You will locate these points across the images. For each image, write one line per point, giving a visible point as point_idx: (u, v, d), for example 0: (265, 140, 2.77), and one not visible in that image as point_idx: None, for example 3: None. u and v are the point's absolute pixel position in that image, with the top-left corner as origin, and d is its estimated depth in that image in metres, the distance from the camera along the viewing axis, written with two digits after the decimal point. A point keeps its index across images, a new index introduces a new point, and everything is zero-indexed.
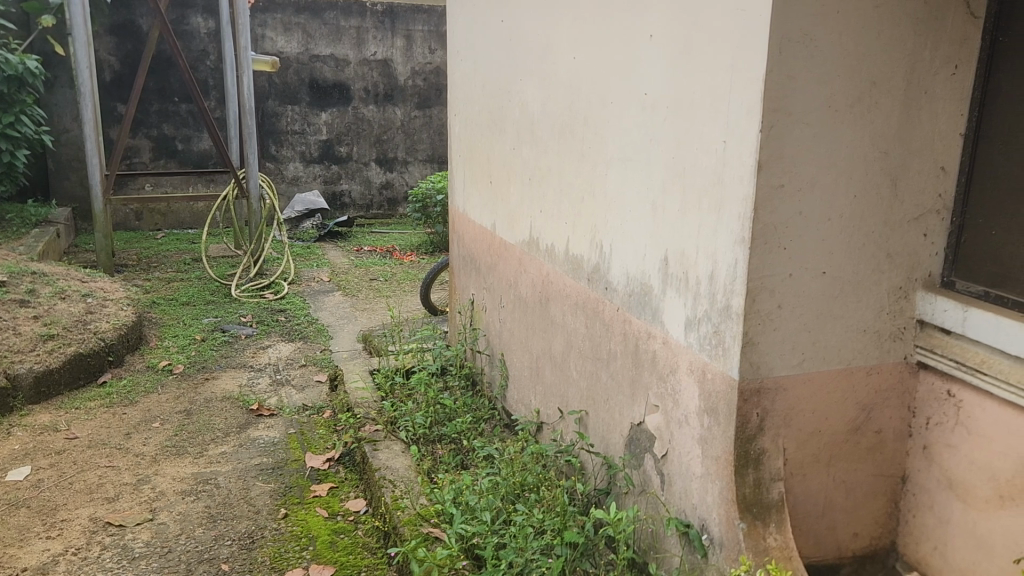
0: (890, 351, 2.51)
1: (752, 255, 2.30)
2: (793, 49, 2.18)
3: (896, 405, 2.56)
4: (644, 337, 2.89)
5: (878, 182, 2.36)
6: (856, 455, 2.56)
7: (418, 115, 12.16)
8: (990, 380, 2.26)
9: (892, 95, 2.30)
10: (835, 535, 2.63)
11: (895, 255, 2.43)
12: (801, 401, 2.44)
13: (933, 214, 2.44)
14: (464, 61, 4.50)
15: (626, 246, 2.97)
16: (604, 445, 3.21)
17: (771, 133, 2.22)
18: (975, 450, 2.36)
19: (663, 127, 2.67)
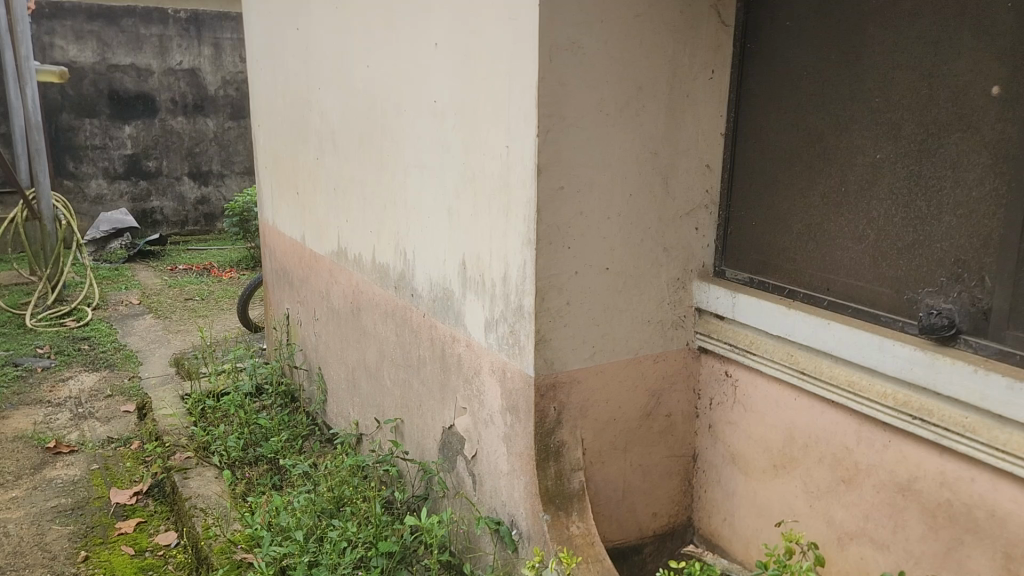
0: (673, 338, 2.70)
1: (538, 256, 2.38)
2: (561, 57, 2.27)
3: (682, 389, 2.75)
4: (449, 341, 2.93)
5: (650, 181, 2.51)
6: (649, 439, 2.71)
7: (233, 126, 11.72)
8: (757, 358, 2.49)
9: (657, 99, 2.46)
10: (636, 517, 2.77)
11: (671, 248, 2.61)
12: (595, 392, 2.57)
13: (702, 208, 2.63)
14: (264, 69, 4.38)
15: (427, 252, 2.99)
16: (419, 451, 3.22)
17: (547, 138, 2.31)
18: (751, 424, 2.58)
19: (453, 133, 2.72)
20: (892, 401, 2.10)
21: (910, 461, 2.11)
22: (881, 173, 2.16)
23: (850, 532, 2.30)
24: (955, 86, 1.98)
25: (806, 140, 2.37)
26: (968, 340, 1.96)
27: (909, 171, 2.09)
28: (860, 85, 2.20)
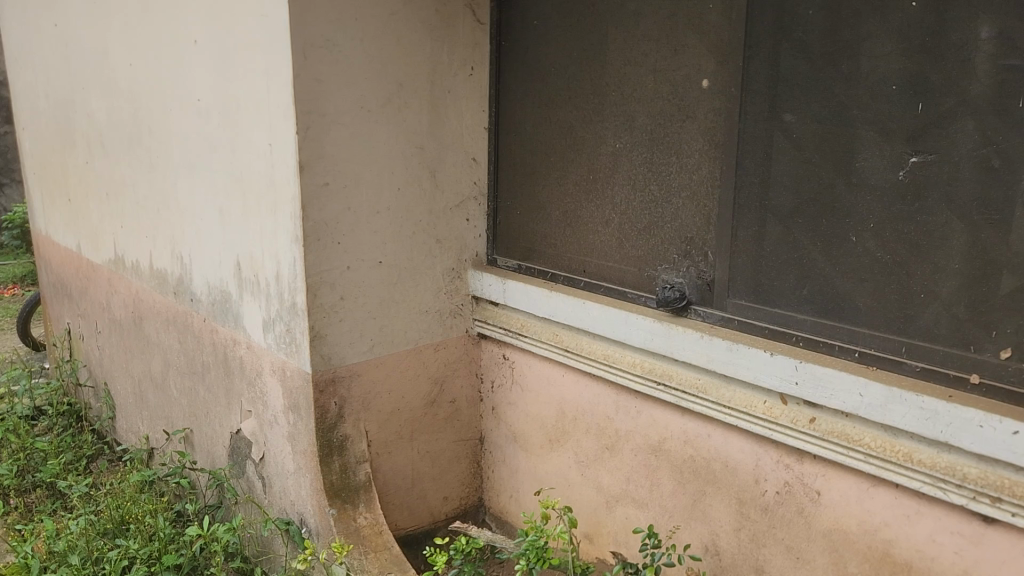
0: (452, 326, 2.80)
1: (307, 252, 2.39)
2: (316, 54, 2.29)
3: (464, 374, 2.87)
4: (230, 343, 2.87)
5: (418, 175, 2.59)
6: (435, 425, 2.81)
7: (11, 132, 10.79)
8: (529, 340, 2.66)
9: (419, 95, 2.54)
10: (426, 503, 2.85)
11: (443, 240, 2.71)
12: (377, 384, 2.62)
13: (471, 200, 2.76)
14: (24, 68, 4.08)
15: (203, 255, 2.91)
16: (209, 459, 3.14)
17: (308, 134, 2.32)
18: (528, 403, 2.74)
19: (218, 132, 2.66)
20: (640, 369, 2.33)
21: (660, 424, 2.33)
22: (621, 161, 2.39)
23: (616, 495, 2.49)
24: (674, 80, 2.22)
25: (558, 133, 2.56)
26: (697, 310, 2.23)
27: (643, 158, 2.32)
28: (600, 80, 2.41)
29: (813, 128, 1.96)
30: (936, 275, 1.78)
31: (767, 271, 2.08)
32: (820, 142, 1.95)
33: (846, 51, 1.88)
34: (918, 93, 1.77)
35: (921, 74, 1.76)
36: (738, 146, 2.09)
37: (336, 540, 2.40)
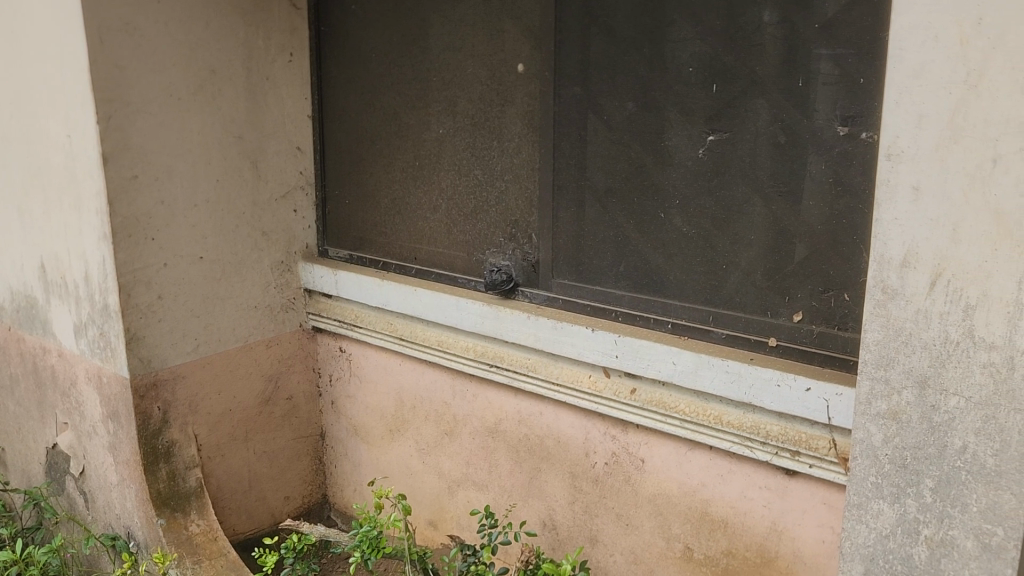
0: (285, 321, 2.72)
1: (116, 250, 2.25)
2: (113, 38, 2.15)
3: (300, 370, 2.79)
4: (39, 352, 2.67)
5: (238, 165, 2.50)
6: (271, 424, 2.73)
7: None
8: (363, 331, 2.62)
9: (234, 82, 2.45)
10: (266, 504, 2.76)
11: (270, 232, 2.63)
12: (205, 385, 2.51)
13: (298, 190, 2.69)
14: None
15: (3, 259, 2.69)
16: (25, 479, 2.91)
17: (110, 124, 2.17)
18: (367, 395, 2.70)
19: (11, 124, 2.46)
20: (472, 352, 2.35)
21: (495, 406, 2.36)
22: (445, 146, 2.40)
23: (457, 479, 2.50)
24: (492, 64, 2.26)
25: (382, 120, 2.54)
26: (524, 291, 2.29)
27: (465, 143, 2.36)
28: (421, 66, 2.41)
29: (623, 109, 2.03)
30: (736, 246, 1.90)
31: (587, 249, 2.16)
32: (629, 123, 2.03)
33: (648, 35, 1.96)
34: (714, 75, 1.87)
35: (716, 58, 1.86)
36: (554, 129, 2.16)
37: (159, 550, 2.28)
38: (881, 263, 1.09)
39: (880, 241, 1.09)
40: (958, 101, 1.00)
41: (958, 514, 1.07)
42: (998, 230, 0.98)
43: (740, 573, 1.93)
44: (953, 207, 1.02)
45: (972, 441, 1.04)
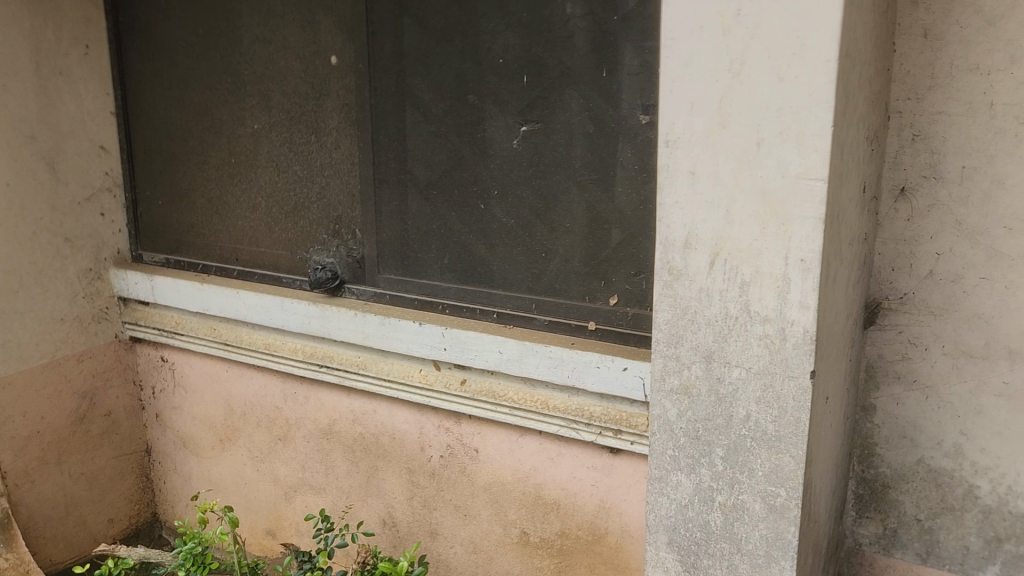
0: (97, 333, 2.55)
1: None
2: None
3: (118, 384, 2.63)
4: None
5: (32, 167, 2.31)
6: (88, 444, 2.55)
7: None
8: (185, 338, 2.49)
9: (21, 77, 2.26)
10: (87, 529, 2.58)
11: (74, 238, 2.45)
12: (6, 407, 2.31)
13: (105, 192, 2.53)
14: None
15: None
16: None
17: None
18: (193, 405, 2.57)
19: None
20: (300, 354, 2.28)
21: (328, 407, 2.30)
22: (261, 142, 2.32)
23: (293, 485, 2.42)
24: (304, 56, 2.19)
25: (193, 116, 2.42)
26: (351, 288, 2.25)
27: (282, 138, 2.29)
28: (231, 58, 2.31)
29: (439, 101, 2.02)
30: (554, 234, 1.94)
31: (411, 243, 2.15)
32: (445, 115, 2.02)
33: (459, 26, 1.96)
34: (524, 66, 1.89)
35: (524, 50, 1.89)
36: (371, 122, 2.12)
37: None
38: (666, 245, 1.14)
39: (664, 224, 1.14)
40: (724, 88, 1.05)
41: (745, 479, 1.14)
42: (764, 210, 1.05)
43: (574, 552, 1.98)
44: (724, 190, 1.08)
45: (754, 410, 1.11)
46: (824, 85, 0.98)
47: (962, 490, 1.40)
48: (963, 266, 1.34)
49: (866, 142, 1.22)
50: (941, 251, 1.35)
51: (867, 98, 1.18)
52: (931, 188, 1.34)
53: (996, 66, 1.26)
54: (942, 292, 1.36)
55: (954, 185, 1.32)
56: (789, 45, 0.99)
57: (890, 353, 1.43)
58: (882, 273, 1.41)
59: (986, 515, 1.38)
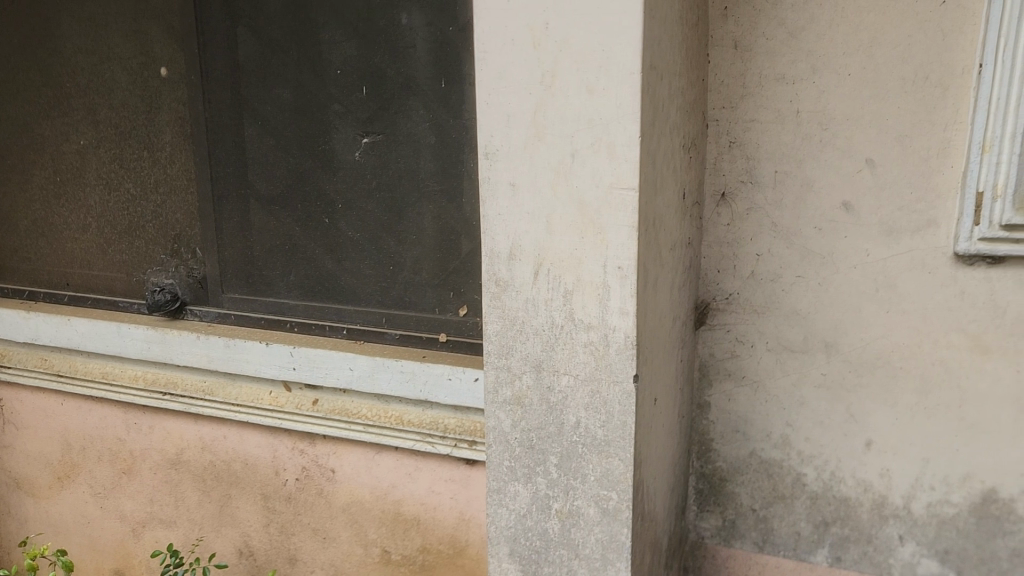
0: None
1: None
2: None
3: None
4: None
5: None
6: None
7: None
8: (13, 371, 2.32)
9: None
10: None
11: None
12: None
13: None
14: None
15: None
16: None
17: None
18: (27, 442, 2.39)
19: None
20: (142, 382, 2.17)
21: (174, 435, 2.19)
22: (89, 159, 2.21)
23: (141, 520, 2.29)
24: (132, 68, 2.08)
25: (14, 134, 2.30)
26: (193, 310, 2.16)
27: (112, 154, 2.17)
28: (52, 71, 2.19)
29: (277, 113, 1.96)
30: (402, 247, 1.91)
31: (256, 260, 2.07)
32: (285, 128, 1.96)
33: (293, 37, 1.90)
34: (362, 77, 1.86)
35: (362, 61, 1.85)
36: (206, 135, 2.04)
37: None
38: (491, 257, 1.14)
39: (488, 236, 1.14)
40: (537, 101, 1.06)
41: (579, 484, 1.15)
42: (582, 220, 1.07)
43: (436, 567, 1.95)
44: (544, 201, 1.08)
45: (584, 416, 1.13)
46: (630, 97, 1.01)
47: (791, 479, 1.47)
48: (780, 265, 1.41)
49: (683, 150, 1.27)
50: (760, 252, 1.42)
51: (680, 108, 1.22)
52: (748, 192, 1.41)
53: (799, 76, 1.33)
54: (763, 291, 1.43)
55: (769, 189, 1.39)
56: (595, 58, 1.01)
57: (719, 351, 1.49)
58: (709, 275, 1.47)
59: (813, 501, 1.46)
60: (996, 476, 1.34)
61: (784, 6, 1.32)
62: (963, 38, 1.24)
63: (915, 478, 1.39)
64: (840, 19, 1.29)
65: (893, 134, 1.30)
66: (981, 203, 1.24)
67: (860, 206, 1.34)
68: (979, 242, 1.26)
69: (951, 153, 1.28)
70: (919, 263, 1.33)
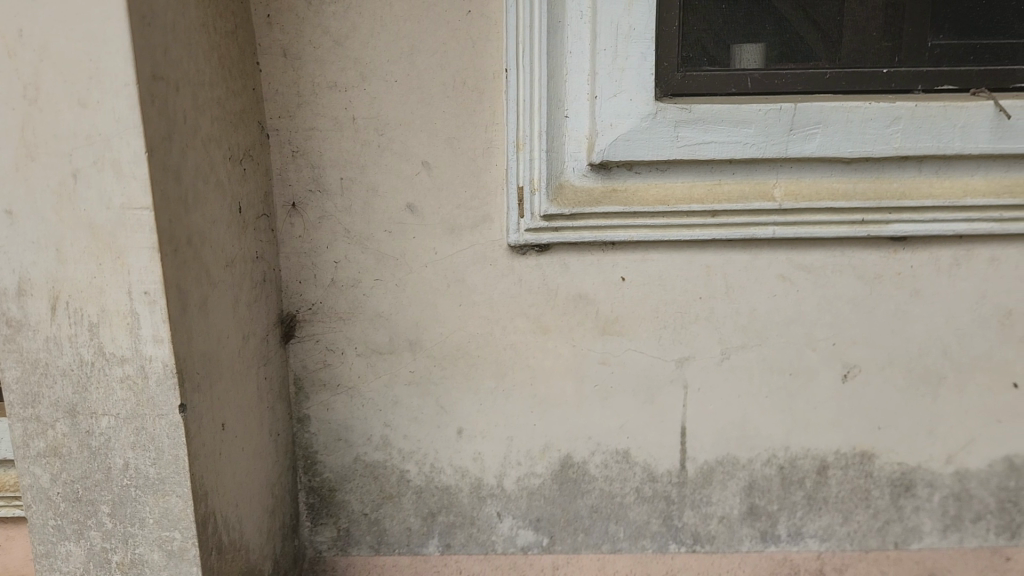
0: None
1: None
2: None
3: None
4: None
5: None
6: None
7: None
8: None
9: None
10: None
11: None
12: None
13: None
14: None
15: None
16: None
17: None
18: None
19: None
20: None
21: None
22: None
23: None
24: None
25: None
26: None
27: None
28: None
29: None
30: None
31: None
32: None
33: None
34: None
35: None
36: None
37: None
38: None
39: None
40: (23, 117, 0.94)
41: (138, 530, 1.07)
42: (97, 245, 0.98)
43: None
44: (48, 228, 0.97)
45: (131, 457, 1.05)
46: (128, 111, 0.94)
47: (395, 477, 1.50)
48: (358, 271, 1.42)
49: (231, 163, 1.22)
50: (338, 259, 1.42)
51: (218, 120, 1.17)
52: (317, 201, 1.40)
53: (349, 84, 1.35)
54: (346, 297, 1.43)
55: (337, 197, 1.40)
56: (83, 68, 0.93)
57: (312, 363, 1.46)
58: (290, 286, 1.44)
59: (418, 495, 1.50)
60: (569, 442, 1.47)
61: (325, 15, 1.32)
62: (491, 45, 1.34)
63: (503, 456, 1.49)
64: (379, 28, 1.33)
65: (442, 137, 1.37)
66: (522, 197, 1.35)
67: (423, 207, 1.40)
68: (526, 233, 1.37)
69: (494, 152, 1.38)
70: (481, 256, 1.41)
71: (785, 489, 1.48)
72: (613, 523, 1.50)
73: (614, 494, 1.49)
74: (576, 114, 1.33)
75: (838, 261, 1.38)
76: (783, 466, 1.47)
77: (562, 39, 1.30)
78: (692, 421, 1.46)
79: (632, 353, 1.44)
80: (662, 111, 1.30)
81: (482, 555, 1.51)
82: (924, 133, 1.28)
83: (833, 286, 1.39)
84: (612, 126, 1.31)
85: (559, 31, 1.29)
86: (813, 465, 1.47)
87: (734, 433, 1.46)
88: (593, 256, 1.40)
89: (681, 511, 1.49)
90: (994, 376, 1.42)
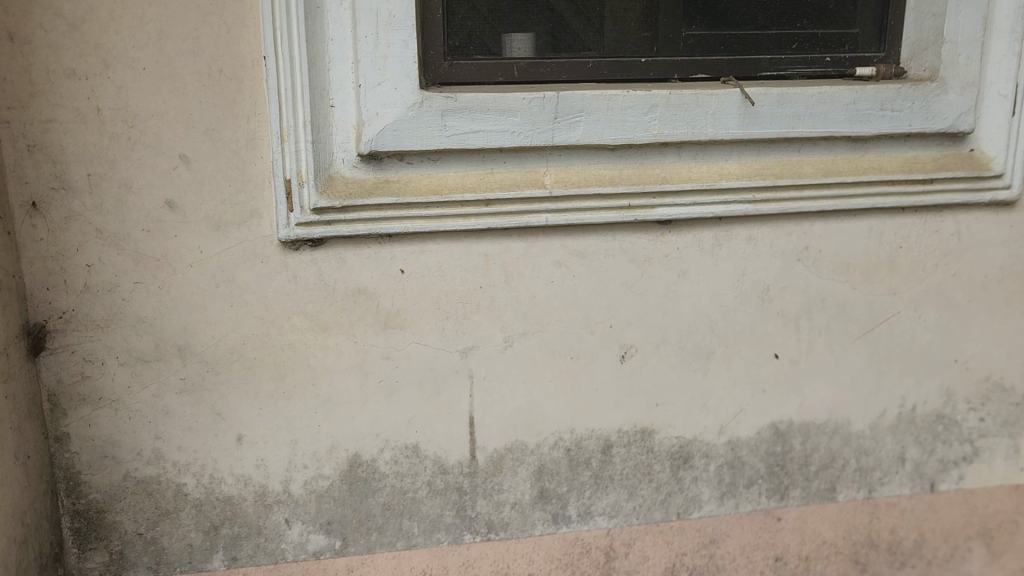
0: None
1: None
2: None
3: None
4: None
5: None
6: None
7: None
8: None
9: None
10: None
11: None
12: None
13: None
14: None
15: None
16: None
17: None
18: None
19: None
20: None
21: None
22: None
23: None
24: None
25: None
26: None
27: None
28: None
29: None
30: None
31: None
32: None
33: None
34: None
35: None
36: None
37: None
38: None
39: None
40: None
41: None
42: None
43: None
44: None
45: None
46: None
47: (171, 492, 1.41)
48: (115, 275, 1.31)
49: None
50: (90, 262, 1.30)
51: None
52: (61, 199, 1.27)
53: (90, 71, 1.24)
54: (103, 304, 1.32)
55: (84, 195, 1.28)
56: None
57: (67, 377, 1.34)
58: (36, 294, 1.30)
59: (198, 509, 1.42)
60: (356, 441, 1.44)
61: None
62: (247, 31, 1.27)
63: (288, 460, 1.43)
64: (120, 11, 1.23)
65: (200, 129, 1.29)
66: (290, 191, 1.29)
67: (183, 204, 1.31)
68: (296, 228, 1.31)
69: (258, 144, 1.31)
70: (251, 253, 1.34)
71: (573, 471, 1.51)
72: (406, 520, 1.48)
73: (405, 490, 1.47)
74: (342, 105, 1.29)
75: (611, 246, 1.42)
76: (569, 449, 1.50)
77: (322, 26, 1.25)
78: (479, 410, 1.46)
79: (415, 346, 1.42)
80: (427, 100, 1.29)
81: (271, 565, 1.45)
82: (679, 120, 1.34)
83: (607, 270, 1.43)
84: (378, 115, 1.29)
85: (319, 17, 1.25)
86: (598, 445, 1.51)
87: (521, 420, 1.47)
88: (369, 249, 1.36)
89: (474, 501, 1.49)
90: (757, 349, 1.51)
